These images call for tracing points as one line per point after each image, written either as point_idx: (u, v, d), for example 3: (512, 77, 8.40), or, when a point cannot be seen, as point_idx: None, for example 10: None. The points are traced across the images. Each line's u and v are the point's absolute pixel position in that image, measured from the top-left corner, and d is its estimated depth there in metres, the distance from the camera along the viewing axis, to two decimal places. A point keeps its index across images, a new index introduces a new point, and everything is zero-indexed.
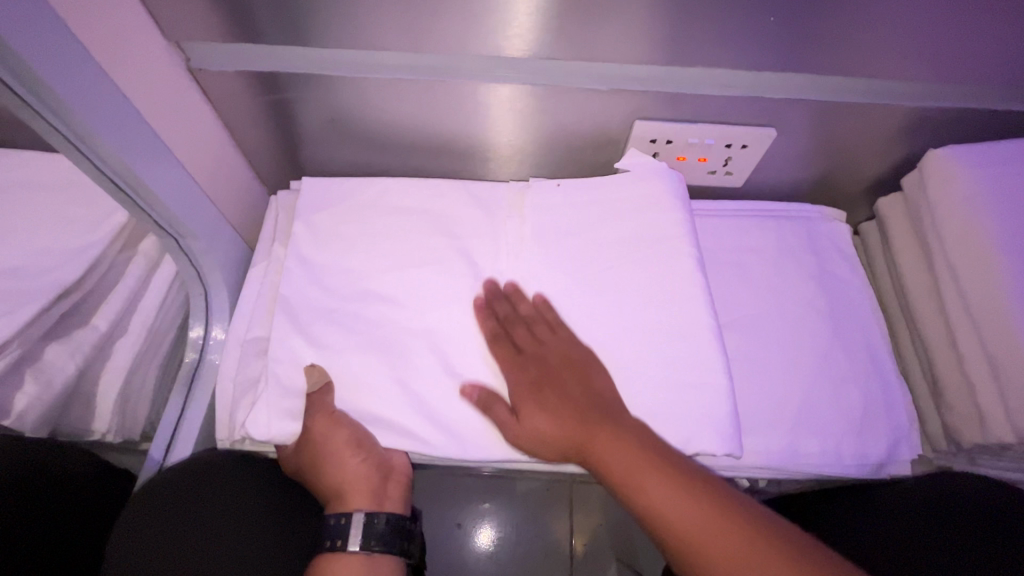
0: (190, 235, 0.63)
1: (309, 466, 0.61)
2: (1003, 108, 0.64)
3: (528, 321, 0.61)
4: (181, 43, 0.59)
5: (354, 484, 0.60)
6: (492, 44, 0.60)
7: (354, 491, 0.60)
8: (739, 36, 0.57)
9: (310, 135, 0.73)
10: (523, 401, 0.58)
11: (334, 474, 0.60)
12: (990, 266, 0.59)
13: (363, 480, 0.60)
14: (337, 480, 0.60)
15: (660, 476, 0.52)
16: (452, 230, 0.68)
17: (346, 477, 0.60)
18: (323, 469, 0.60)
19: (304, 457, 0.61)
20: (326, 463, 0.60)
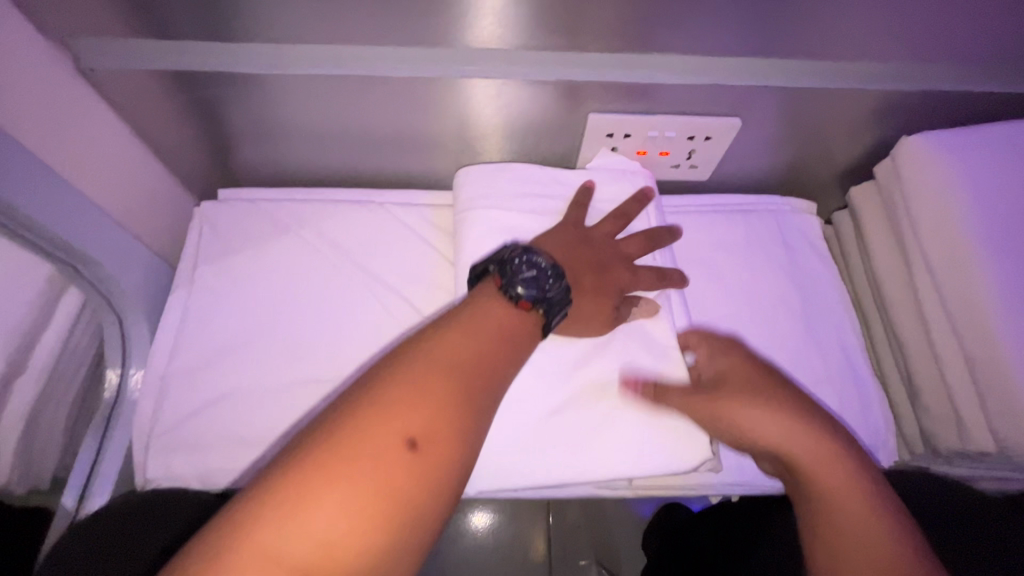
0: (92, 261, 0.55)
1: (398, 401, 0.35)
2: (983, 88, 0.59)
3: (717, 383, 0.52)
4: (65, 38, 0.52)
5: (431, 393, 0.36)
6: (424, 28, 0.54)
7: (319, 533, 0.30)
8: (696, 16, 0.52)
9: (233, 138, 0.65)
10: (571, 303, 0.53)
11: (396, 442, 0.33)
12: (970, 263, 0.55)
13: (440, 434, 0.35)
14: (463, 389, 0.38)
15: (813, 470, 0.47)
16: (399, 255, 0.64)
17: (497, 323, 0.44)
18: (447, 393, 0.37)
19: (380, 407, 0.35)
20: (350, 472, 0.32)
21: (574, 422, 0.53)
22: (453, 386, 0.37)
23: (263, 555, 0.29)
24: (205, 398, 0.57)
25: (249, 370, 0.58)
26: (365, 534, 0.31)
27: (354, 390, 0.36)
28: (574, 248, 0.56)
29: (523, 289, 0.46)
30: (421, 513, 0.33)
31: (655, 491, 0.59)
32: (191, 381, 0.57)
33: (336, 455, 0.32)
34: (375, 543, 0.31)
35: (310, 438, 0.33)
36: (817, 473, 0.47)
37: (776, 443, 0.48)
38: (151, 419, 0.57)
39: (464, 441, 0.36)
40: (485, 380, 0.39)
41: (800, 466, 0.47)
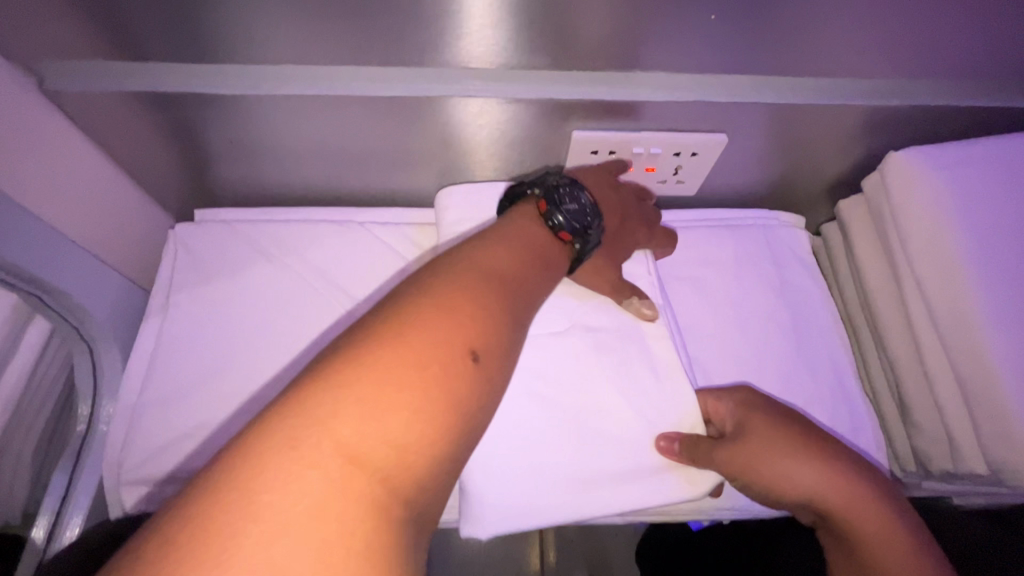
0: (57, 290, 0.53)
1: (452, 303, 0.35)
2: (970, 103, 0.59)
3: (741, 433, 0.51)
4: (28, 60, 0.50)
5: (482, 302, 0.36)
6: (401, 48, 0.52)
7: (382, 428, 0.29)
8: (680, 33, 0.51)
9: (208, 158, 0.63)
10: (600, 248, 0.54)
11: (455, 342, 0.33)
12: (960, 281, 0.54)
13: (491, 337, 0.35)
14: (506, 300, 0.38)
15: (851, 521, 0.46)
16: (380, 278, 0.63)
17: (533, 245, 0.44)
18: (496, 304, 0.36)
19: (438, 309, 0.34)
20: (414, 366, 0.31)
21: (582, 456, 0.52)
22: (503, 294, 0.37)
23: (329, 442, 0.27)
24: (179, 429, 0.55)
25: (225, 400, 0.56)
26: (425, 431, 0.30)
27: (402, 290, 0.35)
28: (610, 195, 0.56)
29: (564, 219, 0.47)
30: (473, 414, 0.32)
31: (644, 517, 0.58)
32: (164, 412, 0.56)
33: (398, 346, 0.31)
34: (434, 445, 0.30)
35: (364, 328, 0.32)
36: (856, 521, 0.46)
37: (809, 493, 0.48)
38: (123, 452, 0.55)
39: (508, 348, 0.36)
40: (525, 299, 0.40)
41: (836, 515, 0.47)
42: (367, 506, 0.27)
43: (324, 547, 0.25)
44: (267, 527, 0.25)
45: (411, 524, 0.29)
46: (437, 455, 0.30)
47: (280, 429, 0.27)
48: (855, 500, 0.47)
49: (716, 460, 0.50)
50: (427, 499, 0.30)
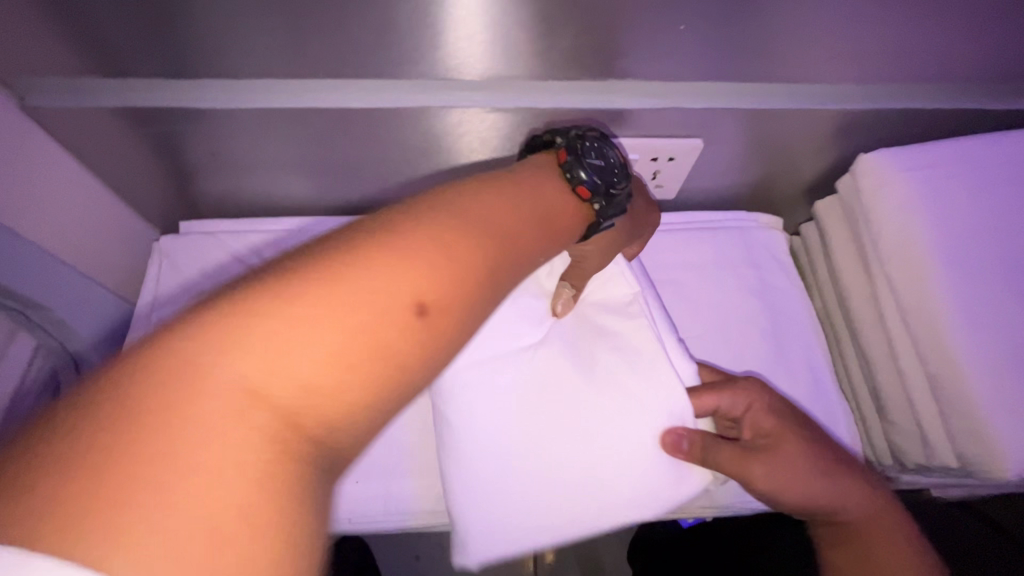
0: (39, 306, 0.55)
1: (403, 256, 0.30)
2: (938, 106, 0.60)
3: (765, 444, 0.51)
4: (8, 78, 0.51)
5: (444, 260, 0.31)
6: (380, 61, 0.53)
7: (300, 388, 0.25)
8: (652, 43, 0.52)
9: (191, 170, 0.64)
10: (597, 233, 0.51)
11: (402, 302, 0.29)
12: (928, 279, 0.56)
13: (449, 298, 0.30)
14: (482, 251, 0.34)
15: (875, 537, 0.49)
16: None
17: (538, 207, 0.41)
18: (467, 256, 0.32)
19: (395, 250, 0.30)
20: (347, 324, 0.27)
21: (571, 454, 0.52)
22: (468, 255, 0.33)
23: (236, 375, 0.24)
24: None
25: None
26: (348, 396, 0.26)
27: (356, 235, 0.31)
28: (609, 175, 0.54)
29: (586, 173, 0.46)
30: (416, 366, 0.29)
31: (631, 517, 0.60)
32: None
33: (347, 275, 0.28)
34: (362, 394, 0.26)
35: (300, 269, 0.28)
36: (877, 535, 0.49)
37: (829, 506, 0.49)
38: None
39: (471, 305, 0.32)
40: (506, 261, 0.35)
41: (854, 528, 0.49)
42: (269, 452, 0.24)
43: (217, 486, 0.22)
44: (159, 455, 0.22)
45: (320, 479, 0.25)
46: (362, 414, 0.27)
47: (195, 347, 0.25)
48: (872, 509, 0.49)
49: (740, 469, 0.49)
50: (343, 451, 0.27)
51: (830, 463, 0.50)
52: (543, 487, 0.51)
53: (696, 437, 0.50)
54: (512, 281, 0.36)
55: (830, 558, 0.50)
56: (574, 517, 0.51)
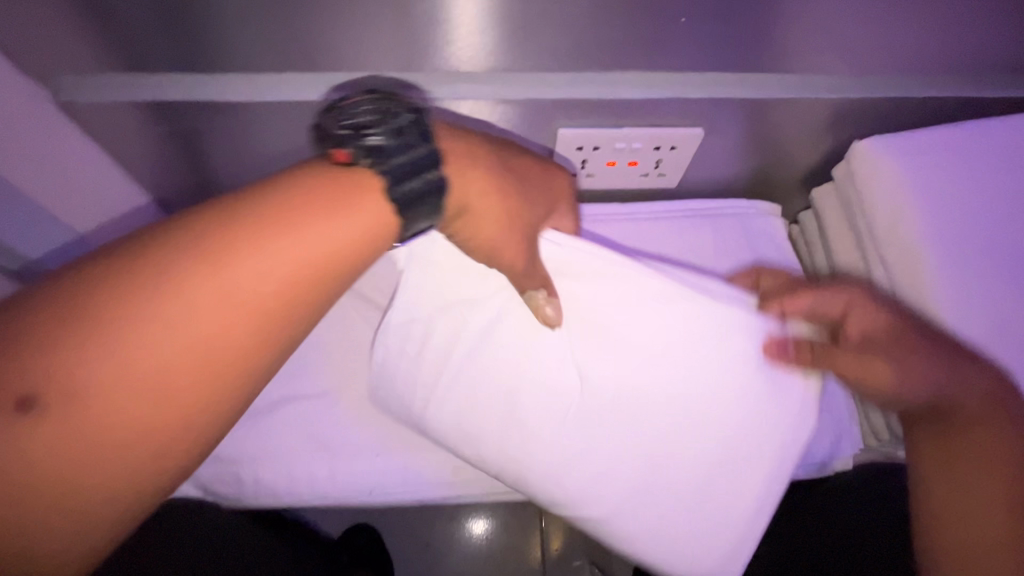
0: None
1: (263, 245, 0.37)
2: (929, 94, 0.63)
3: (866, 337, 0.53)
4: (44, 73, 0.54)
5: (258, 321, 0.37)
6: (395, 55, 0.56)
7: (154, 375, 0.34)
8: (654, 34, 0.55)
9: (212, 163, 0.67)
10: (473, 201, 0.48)
11: (258, 289, 0.37)
12: (920, 259, 0.58)
13: (244, 356, 0.37)
14: (273, 317, 0.38)
15: (973, 429, 0.49)
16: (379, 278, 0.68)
17: (339, 244, 0.40)
18: (263, 324, 0.37)
19: (201, 316, 0.35)
20: (215, 305, 0.36)
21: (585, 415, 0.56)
22: (331, 242, 0.39)
23: (73, 423, 0.33)
24: None
25: None
26: (188, 392, 0.35)
27: (232, 247, 0.37)
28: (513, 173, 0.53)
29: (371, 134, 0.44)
30: (220, 412, 0.37)
31: None
32: None
33: (155, 339, 0.34)
34: (172, 438, 0.35)
35: (171, 274, 0.35)
36: (977, 432, 0.49)
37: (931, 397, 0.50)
38: None
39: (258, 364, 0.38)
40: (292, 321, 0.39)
41: (959, 412, 0.50)
42: (54, 489, 0.33)
43: (35, 493, 0.32)
44: (22, 469, 0.32)
45: (117, 508, 0.35)
46: (172, 454, 0.36)
47: (37, 385, 0.32)
48: (984, 403, 0.49)
49: (838, 362, 0.52)
50: (140, 484, 0.35)
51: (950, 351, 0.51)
52: (607, 421, 0.54)
53: (801, 344, 0.53)
54: (291, 339, 0.40)
55: (919, 440, 0.52)
56: (605, 472, 0.55)
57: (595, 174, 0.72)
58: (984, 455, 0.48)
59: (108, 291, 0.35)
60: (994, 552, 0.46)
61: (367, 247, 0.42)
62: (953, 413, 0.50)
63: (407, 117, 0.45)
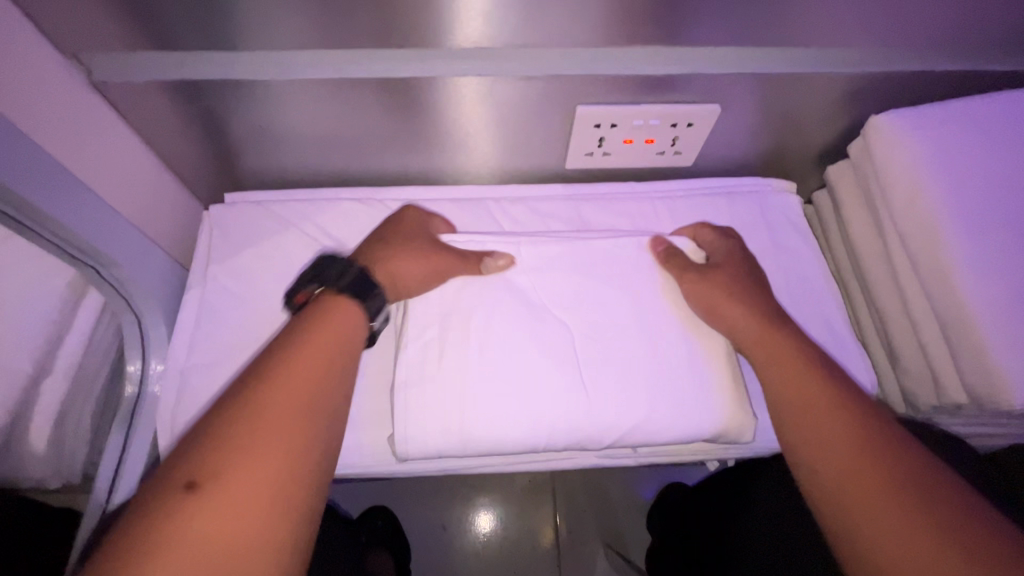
0: (110, 262, 0.59)
1: (301, 361, 0.47)
2: (947, 67, 0.63)
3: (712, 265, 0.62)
4: (78, 54, 0.55)
5: (298, 417, 0.44)
6: (418, 32, 0.57)
7: (231, 492, 0.38)
8: (673, 10, 0.55)
9: (237, 144, 0.68)
10: (392, 266, 0.58)
11: (309, 387, 0.46)
12: (937, 230, 0.59)
13: (303, 448, 0.43)
14: (311, 413, 0.44)
15: (810, 397, 0.52)
16: None
17: (336, 338, 0.50)
18: (306, 419, 0.44)
19: (257, 439, 0.41)
20: (282, 411, 0.43)
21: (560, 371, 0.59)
22: (344, 340, 0.50)
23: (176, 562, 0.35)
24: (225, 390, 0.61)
25: None
26: (269, 496, 0.39)
27: (251, 390, 0.44)
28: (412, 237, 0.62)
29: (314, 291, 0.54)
30: (305, 507, 0.41)
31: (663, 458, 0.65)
32: (210, 374, 0.61)
33: (228, 479, 0.39)
34: (271, 544, 0.38)
35: (216, 435, 0.41)
36: (827, 403, 0.51)
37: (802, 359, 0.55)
38: (173, 413, 0.61)
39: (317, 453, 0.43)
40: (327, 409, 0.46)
41: (749, 335, 0.58)
42: None
43: None
44: None
45: None
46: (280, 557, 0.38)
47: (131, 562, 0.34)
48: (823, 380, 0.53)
49: (713, 290, 0.60)
50: None
51: (736, 276, 0.61)
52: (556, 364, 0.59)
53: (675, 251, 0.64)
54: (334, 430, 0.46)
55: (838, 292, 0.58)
56: (599, 412, 0.58)
57: (611, 153, 0.73)
58: (826, 437, 0.49)
59: (205, 440, 0.41)
60: (859, 506, 0.44)
61: (359, 342, 0.51)
62: (752, 329, 0.58)
63: (336, 267, 0.56)
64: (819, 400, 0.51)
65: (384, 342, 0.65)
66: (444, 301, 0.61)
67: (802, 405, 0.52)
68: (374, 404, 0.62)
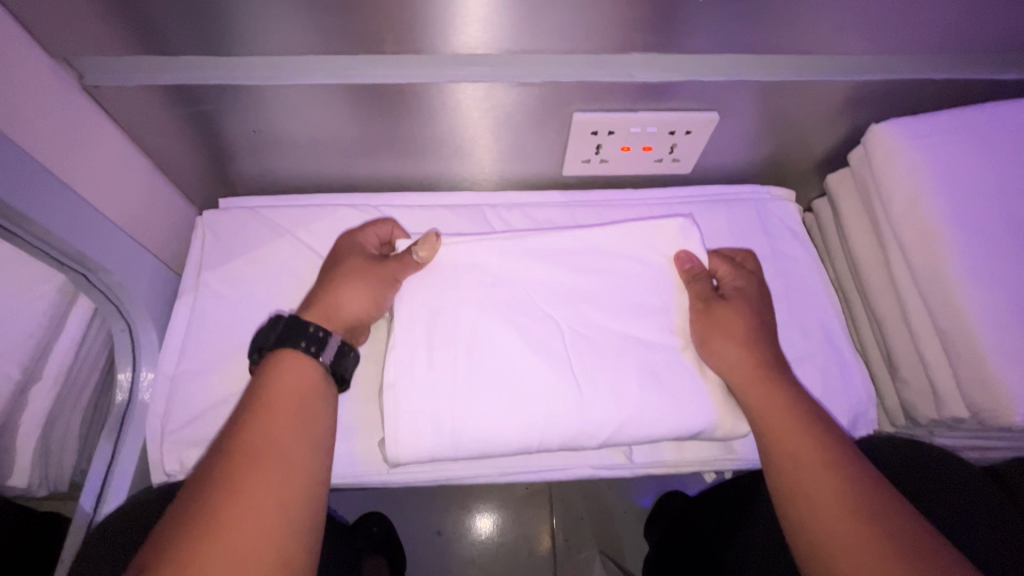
0: (102, 269, 0.59)
1: (262, 427, 0.48)
2: (947, 76, 0.63)
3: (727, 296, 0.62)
4: (69, 58, 0.54)
5: (271, 478, 0.45)
6: (413, 39, 0.56)
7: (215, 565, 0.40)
8: (671, 18, 0.55)
9: (230, 149, 0.67)
10: (322, 310, 0.57)
11: (275, 451, 0.47)
12: (938, 242, 0.58)
13: (281, 505, 0.44)
14: (283, 470, 0.46)
15: (806, 452, 0.53)
16: None
17: (296, 389, 0.51)
18: (279, 477, 0.46)
19: (232, 509, 0.43)
20: (259, 482, 0.45)
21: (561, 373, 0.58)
22: (302, 395, 0.51)
23: None
24: (217, 398, 0.60)
25: None
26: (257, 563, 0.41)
27: (218, 460, 0.46)
28: (329, 271, 0.61)
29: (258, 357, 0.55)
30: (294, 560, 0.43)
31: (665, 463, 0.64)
32: (200, 381, 0.61)
33: (210, 556, 0.40)
34: None
35: (189, 510, 0.43)
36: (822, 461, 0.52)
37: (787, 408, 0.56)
38: (163, 420, 0.60)
39: (298, 504, 0.45)
40: (300, 460, 0.48)
41: (742, 379, 0.58)
42: None
43: None
44: None
45: None
46: None
47: None
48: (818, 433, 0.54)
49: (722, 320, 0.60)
50: None
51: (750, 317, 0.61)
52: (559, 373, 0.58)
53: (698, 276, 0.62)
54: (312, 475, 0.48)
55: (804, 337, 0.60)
56: (601, 418, 0.57)
57: (608, 160, 0.72)
58: (817, 491, 0.50)
59: (186, 515, 0.43)
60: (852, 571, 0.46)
61: (319, 388, 0.52)
62: (748, 371, 0.58)
63: (274, 327, 0.55)
64: (813, 454, 0.52)
65: (376, 349, 0.64)
66: (439, 306, 0.60)
67: (795, 455, 0.53)
68: (366, 412, 0.62)
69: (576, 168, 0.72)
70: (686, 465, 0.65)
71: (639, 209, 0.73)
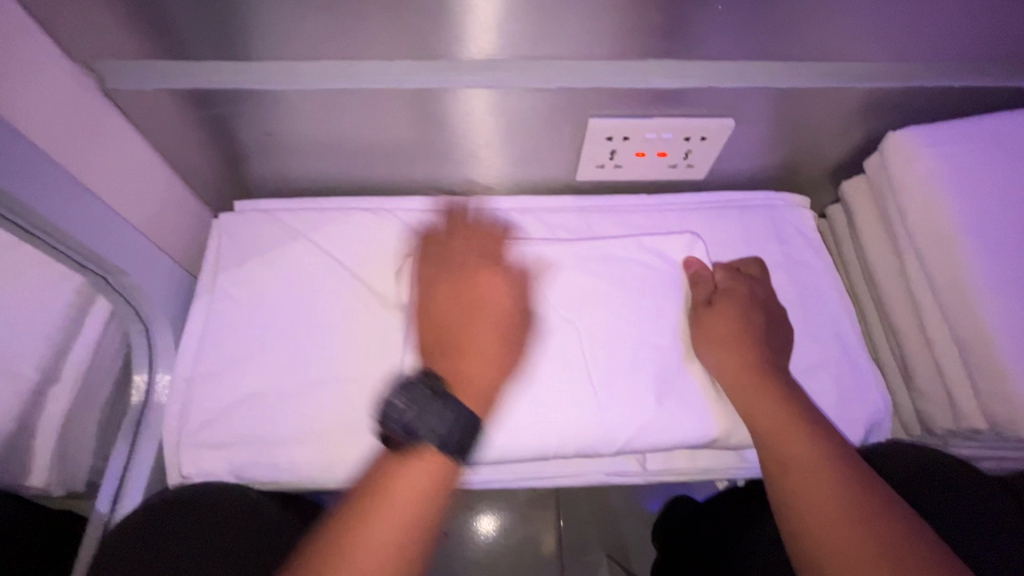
0: (120, 271, 0.59)
1: (376, 524, 0.46)
2: (966, 84, 0.62)
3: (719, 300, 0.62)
4: (91, 62, 0.55)
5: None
6: (431, 45, 0.56)
7: None
8: (689, 26, 0.55)
9: (247, 152, 0.68)
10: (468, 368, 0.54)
11: (383, 551, 0.45)
12: (956, 251, 0.58)
13: None
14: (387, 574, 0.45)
15: (802, 453, 0.53)
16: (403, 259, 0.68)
17: (417, 493, 0.48)
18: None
19: None
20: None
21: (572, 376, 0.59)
22: (421, 501, 0.48)
23: None
24: (231, 400, 0.61)
25: (270, 367, 0.62)
26: None
27: (329, 544, 0.45)
28: (461, 299, 0.58)
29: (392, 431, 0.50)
30: None
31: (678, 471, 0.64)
32: (215, 383, 0.61)
33: None
34: None
35: None
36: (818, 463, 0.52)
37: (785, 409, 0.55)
38: (179, 420, 0.61)
39: None
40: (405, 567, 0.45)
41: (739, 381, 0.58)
42: None
43: None
44: None
45: None
46: None
47: None
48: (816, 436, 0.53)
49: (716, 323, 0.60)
50: None
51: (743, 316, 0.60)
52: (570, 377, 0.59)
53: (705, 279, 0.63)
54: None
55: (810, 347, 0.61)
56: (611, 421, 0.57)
57: (622, 165, 0.72)
58: (812, 493, 0.50)
59: None
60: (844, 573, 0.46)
61: (437, 496, 0.48)
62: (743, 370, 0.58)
63: (429, 407, 0.50)
64: (810, 456, 0.52)
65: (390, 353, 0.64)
66: None
67: (792, 456, 0.53)
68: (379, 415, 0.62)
69: (589, 173, 0.72)
70: (699, 474, 0.65)
71: (653, 215, 0.73)
